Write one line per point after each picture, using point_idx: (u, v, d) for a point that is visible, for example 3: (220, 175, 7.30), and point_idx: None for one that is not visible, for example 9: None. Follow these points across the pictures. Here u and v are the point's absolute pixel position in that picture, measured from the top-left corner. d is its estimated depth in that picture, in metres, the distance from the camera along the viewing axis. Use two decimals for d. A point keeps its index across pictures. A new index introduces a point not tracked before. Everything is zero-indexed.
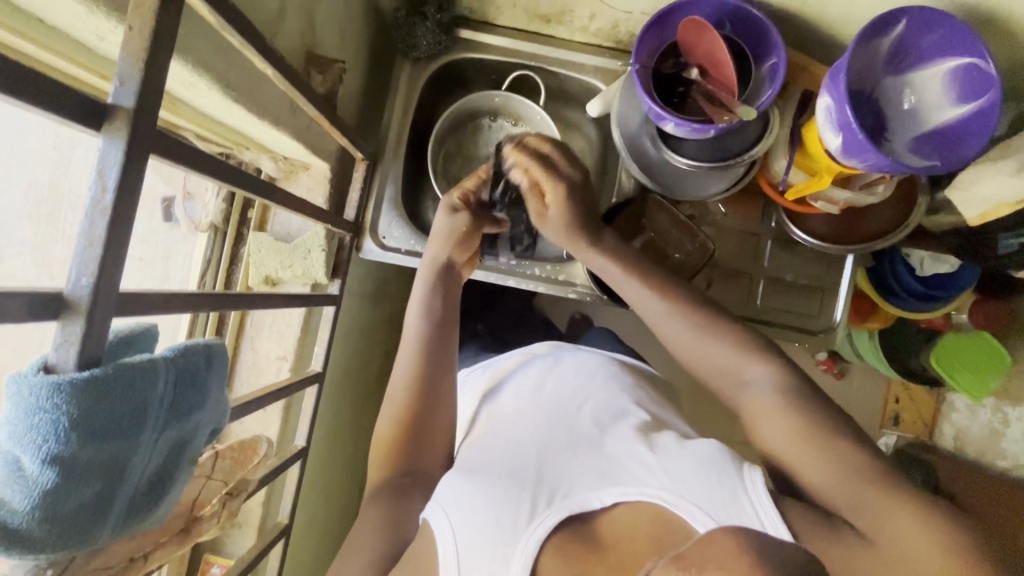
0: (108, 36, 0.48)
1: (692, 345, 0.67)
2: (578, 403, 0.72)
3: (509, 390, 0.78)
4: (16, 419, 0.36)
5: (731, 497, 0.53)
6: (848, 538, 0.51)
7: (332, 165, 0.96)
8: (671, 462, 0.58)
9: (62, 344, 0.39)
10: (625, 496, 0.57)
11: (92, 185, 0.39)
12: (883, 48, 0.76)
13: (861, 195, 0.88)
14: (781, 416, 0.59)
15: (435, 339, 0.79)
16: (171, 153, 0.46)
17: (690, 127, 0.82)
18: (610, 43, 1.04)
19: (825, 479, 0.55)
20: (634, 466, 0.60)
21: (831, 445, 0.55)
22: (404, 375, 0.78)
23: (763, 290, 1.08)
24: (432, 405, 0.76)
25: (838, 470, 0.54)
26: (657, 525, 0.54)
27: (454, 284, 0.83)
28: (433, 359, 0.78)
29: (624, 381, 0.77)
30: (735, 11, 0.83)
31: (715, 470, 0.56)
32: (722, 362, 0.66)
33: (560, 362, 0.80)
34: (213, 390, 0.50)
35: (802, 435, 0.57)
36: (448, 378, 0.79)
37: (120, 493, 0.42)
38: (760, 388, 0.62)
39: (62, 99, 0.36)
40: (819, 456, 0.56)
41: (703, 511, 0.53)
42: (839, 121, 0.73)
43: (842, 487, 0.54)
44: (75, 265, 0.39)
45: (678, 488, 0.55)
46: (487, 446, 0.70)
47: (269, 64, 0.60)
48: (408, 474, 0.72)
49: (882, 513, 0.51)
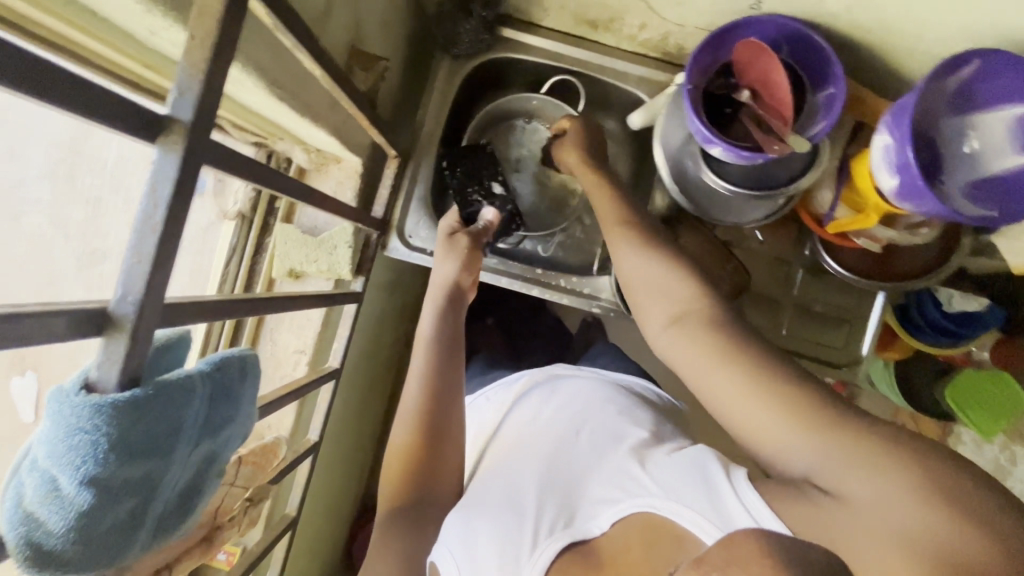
0: (161, 34, 0.46)
1: (637, 267, 0.67)
2: (577, 427, 0.71)
3: (512, 421, 0.78)
4: (55, 438, 0.35)
5: (716, 498, 0.50)
6: (816, 499, 0.46)
7: (364, 160, 0.94)
8: (662, 470, 0.57)
9: (104, 362, 0.37)
10: (619, 513, 0.56)
11: (142, 200, 0.37)
12: (949, 88, 0.73)
13: (904, 235, 0.85)
14: (723, 351, 0.54)
15: (443, 362, 0.79)
16: (223, 163, 0.44)
17: (738, 154, 0.79)
18: (657, 53, 1.01)
19: (794, 437, 0.48)
20: (627, 480, 0.58)
21: (781, 397, 0.50)
22: (412, 400, 0.77)
23: (791, 318, 1.06)
24: (441, 427, 0.76)
25: (801, 425, 0.48)
26: (651, 535, 0.52)
27: (460, 306, 0.84)
28: (441, 378, 0.78)
29: (625, 403, 0.75)
30: (794, 34, 0.80)
31: (699, 471, 0.54)
32: (654, 275, 0.65)
33: (557, 390, 0.79)
34: (245, 401, 0.49)
35: (754, 379, 0.52)
36: (458, 398, 0.79)
37: (152, 508, 0.41)
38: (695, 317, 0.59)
39: (116, 111, 0.34)
40: (765, 410, 0.50)
41: (693, 511, 0.50)
42: (897, 164, 0.71)
43: (811, 445, 0.47)
44: (121, 282, 0.37)
45: (667, 493, 0.53)
46: (495, 473, 0.70)
47: (318, 64, 0.58)
48: (425, 506, 0.71)
49: (850, 468, 0.45)
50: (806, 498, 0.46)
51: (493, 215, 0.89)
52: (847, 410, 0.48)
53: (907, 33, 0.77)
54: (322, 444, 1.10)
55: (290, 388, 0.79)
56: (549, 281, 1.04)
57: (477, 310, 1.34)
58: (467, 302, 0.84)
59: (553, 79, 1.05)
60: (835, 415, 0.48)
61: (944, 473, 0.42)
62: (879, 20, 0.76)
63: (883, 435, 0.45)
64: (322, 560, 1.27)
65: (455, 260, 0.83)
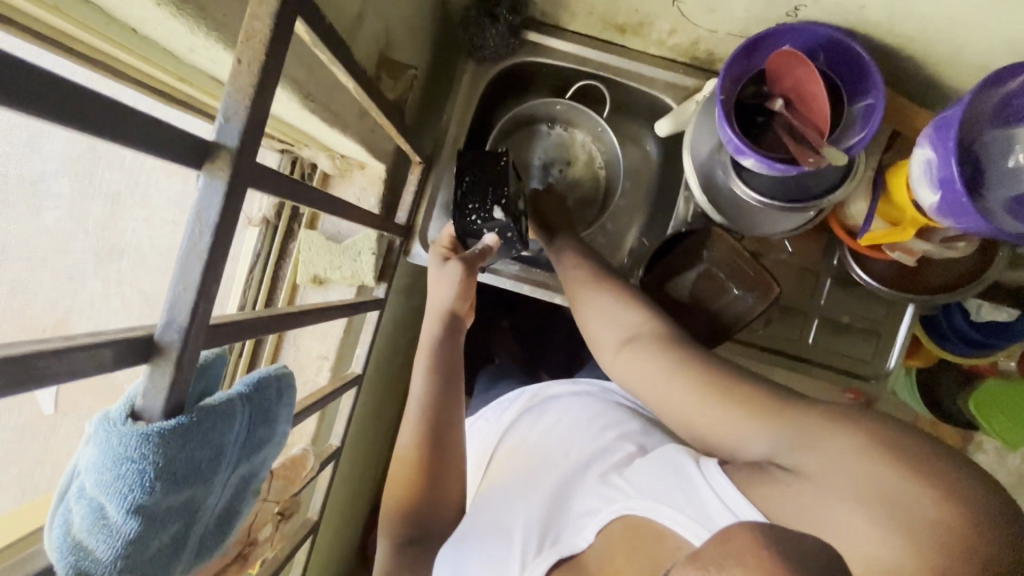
0: (200, 51, 0.45)
1: (589, 300, 0.72)
2: (566, 446, 0.71)
3: (509, 445, 0.79)
4: (103, 468, 0.35)
5: (692, 496, 0.50)
6: (779, 478, 0.48)
7: (387, 166, 0.93)
8: (639, 473, 0.57)
9: (150, 389, 0.37)
10: (598, 521, 0.55)
11: (188, 226, 0.37)
12: (992, 101, 0.71)
13: (939, 248, 0.83)
14: (672, 377, 0.59)
15: (440, 393, 0.75)
16: (264, 184, 0.44)
17: (772, 166, 0.77)
18: (686, 59, 0.99)
19: (755, 435, 0.52)
20: (607, 487, 0.58)
21: (727, 406, 0.54)
22: (408, 435, 0.74)
23: (817, 329, 1.04)
24: (441, 455, 0.74)
25: (757, 425, 0.52)
26: (632, 537, 0.52)
27: (457, 334, 0.79)
28: (438, 409, 0.75)
29: (613, 413, 0.74)
30: (832, 42, 0.78)
31: (671, 466, 0.55)
32: (607, 309, 0.70)
33: (545, 412, 0.80)
34: (280, 422, 0.49)
35: (703, 393, 0.56)
36: (459, 424, 0.76)
37: (194, 532, 0.41)
38: (642, 345, 0.63)
39: (166, 140, 0.33)
40: (719, 418, 0.55)
41: (667, 506, 0.50)
42: (940, 178, 0.70)
43: (769, 433, 0.51)
44: (167, 308, 0.37)
45: (645, 494, 0.53)
46: (495, 493, 0.71)
47: (352, 78, 0.58)
48: (425, 540, 0.73)
49: (808, 442, 0.48)
50: (768, 475, 0.49)
51: (494, 239, 0.79)
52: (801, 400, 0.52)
53: (950, 42, 0.74)
54: (343, 447, 1.10)
55: (315, 397, 0.79)
56: None
57: (494, 314, 1.33)
58: (466, 329, 0.80)
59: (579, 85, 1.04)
60: (788, 404, 0.51)
61: (889, 436, 0.44)
62: (922, 30, 0.74)
63: (832, 413, 0.48)
64: (337, 562, 1.27)
65: (450, 287, 0.78)
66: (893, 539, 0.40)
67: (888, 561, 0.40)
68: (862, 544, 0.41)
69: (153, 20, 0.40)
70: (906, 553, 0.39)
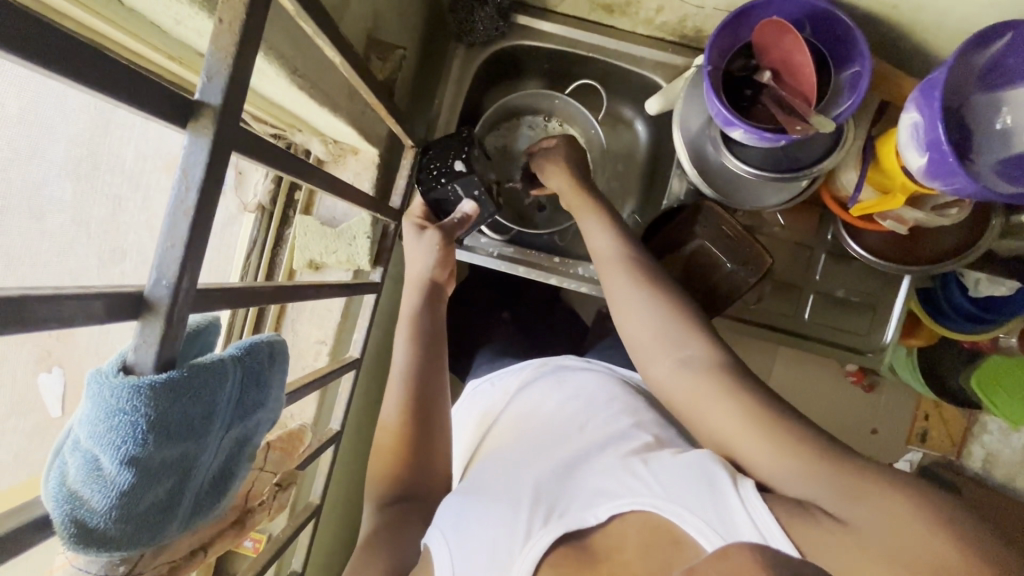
0: (186, 22, 0.46)
1: (628, 303, 0.68)
2: (580, 424, 0.69)
3: (513, 413, 0.77)
4: (96, 419, 0.36)
5: (724, 506, 0.49)
6: (823, 521, 0.46)
7: (380, 151, 0.94)
8: (665, 469, 0.54)
9: (141, 345, 0.38)
10: (618, 509, 0.53)
11: (174, 184, 0.38)
12: (978, 64, 0.71)
13: (932, 216, 0.83)
14: (721, 398, 0.57)
15: (424, 361, 0.77)
16: (251, 150, 0.45)
17: (761, 136, 0.77)
18: (675, 37, 0.99)
19: (802, 473, 0.50)
20: (627, 476, 0.55)
21: (779, 437, 0.52)
22: (392, 403, 0.75)
23: (812, 305, 1.05)
24: (424, 420, 0.74)
25: (808, 464, 0.50)
26: (651, 538, 0.50)
27: (437, 302, 0.81)
28: (421, 377, 0.76)
29: (627, 401, 0.72)
30: (818, 11, 0.78)
31: (703, 473, 0.52)
32: (649, 315, 0.66)
33: (564, 380, 0.78)
34: (274, 386, 0.50)
35: (750, 417, 0.54)
36: (442, 398, 0.77)
37: (189, 489, 0.42)
38: (690, 361, 0.61)
39: (151, 95, 0.34)
40: (761, 447, 0.53)
41: (697, 517, 0.48)
42: (927, 141, 0.70)
43: (822, 479, 0.49)
44: (156, 265, 0.38)
45: (672, 495, 0.51)
46: (494, 461, 0.69)
47: (338, 52, 0.58)
48: (411, 501, 0.69)
49: (861, 494, 0.46)
50: (811, 517, 0.47)
51: (471, 208, 0.85)
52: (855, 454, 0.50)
53: (935, 7, 0.74)
54: (343, 433, 1.11)
55: (313, 376, 0.80)
56: (566, 270, 1.03)
57: (491, 299, 1.33)
58: (448, 296, 0.83)
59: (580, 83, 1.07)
60: (845, 456, 0.50)
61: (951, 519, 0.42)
62: None
63: (886, 476, 0.47)
64: (340, 552, 1.27)
65: (427, 254, 0.80)
66: None
67: None
68: None
69: None
70: None
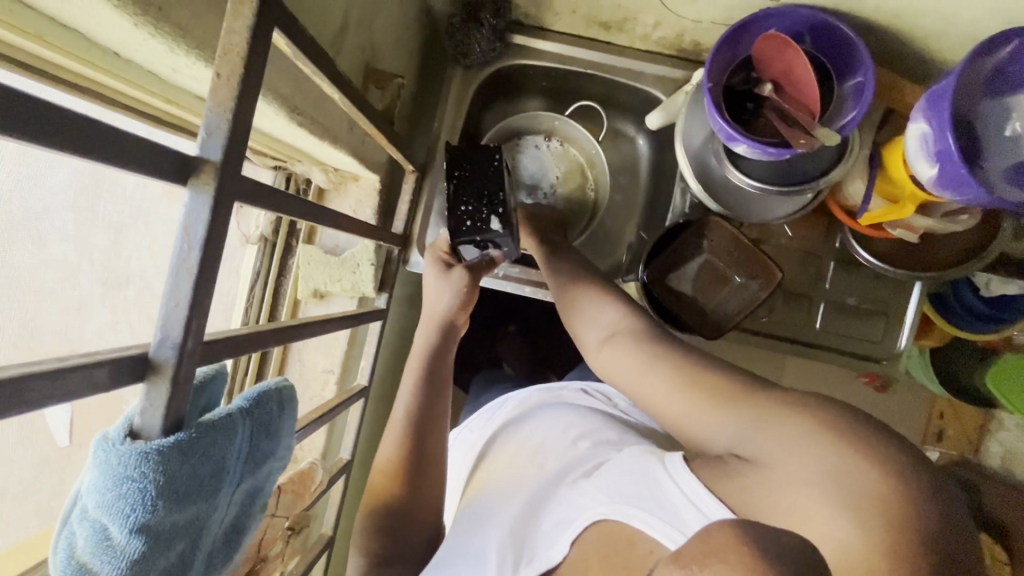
0: (183, 70, 0.45)
1: (562, 304, 0.71)
2: (539, 462, 0.66)
3: (500, 446, 0.75)
4: (103, 489, 0.35)
5: (660, 494, 0.47)
6: (735, 466, 0.46)
7: (381, 177, 0.94)
8: (608, 476, 0.53)
9: (148, 408, 0.37)
10: (571, 531, 0.51)
11: (177, 242, 0.37)
12: (983, 70, 0.70)
13: (942, 223, 0.82)
14: (646, 370, 0.57)
15: (425, 400, 0.75)
16: (253, 197, 0.44)
17: (764, 151, 0.76)
18: (673, 51, 0.99)
19: (717, 423, 0.50)
20: (578, 494, 0.54)
21: (690, 390, 0.53)
22: (389, 445, 0.74)
23: (823, 314, 1.03)
24: (419, 467, 0.73)
25: (719, 410, 0.51)
26: (606, 545, 0.47)
27: (452, 342, 0.79)
28: (421, 417, 0.74)
29: (589, 426, 0.70)
30: (818, 23, 0.78)
31: (642, 472, 0.51)
32: (580, 309, 0.69)
33: (526, 423, 0.76)
34: (284, 434, 0.49)
35: (669, 380, 0.55)
36: (440, 439, 0.76)
37: (200, 549, 0.41)
38: (619, 338, 0.62)
39: (152, 158, 0.33)
40: (679, 403, 0.54)
41: (641, 511, 0.46)
42: (937, 151, 0.69)
43: (730, 420, 0.50)
44: (160, 325, 0.37)
45: (614, 498, 0.49)
46: (486, 497, 0.67)
47: (337, 88, 0.58)
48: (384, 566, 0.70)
49: (763, 425, 0.47)
50: (730, 466, 0.47)
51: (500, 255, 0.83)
52: (762, 387, 0.51)
53: (937, 15, 0.73)
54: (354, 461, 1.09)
55: (322, 410, 0.79)
56: None
57: (498, 318, 1.32)
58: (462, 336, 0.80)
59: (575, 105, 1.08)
60: (751, 391, 0.50)
61: (838, 415, 0.43)
62: (908, 7, 0.73)
63: (783, 397, 0.48)
64: None
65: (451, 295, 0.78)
66: (850, 524, 0.38)
67: (844, 543, 0.38)
68: (817, 531, 0.40)
69: (135, 42, 0.41)
70: (858, 537, 0.38)
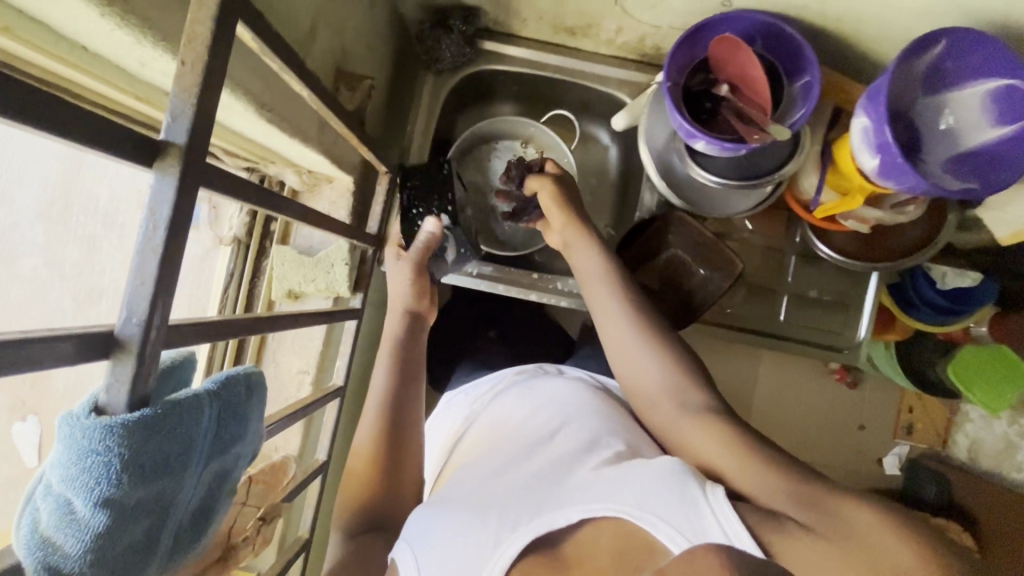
0: (150, 63, 0.47)
1: (624, 356, 0.69)
2: (554, 431, 0.68)
3: (488, 420, 0.76)
4: (68, 462, 0.36)
5: (692, 509, 0.48)
6: (789, 528, 0.48)
7: (355, 178, 0.95)
8: (636, 475, 0.53)
9: (113, 384, 0.38)
10: (590, 513, 0.52)
11: (142, 222, 0.38)
12: (920, 69, 0.75)
13: (891, 214, 0.86)
14: (714, 435, 0.59)
15: (399, 390, 0.78)
16: (219, 184, 0.45)
17: (722, 147, 0.80)
18: (636, 56, 1.03)
19: (764, 488, 0.52)
20: (600, 481, 0.54)
21: (758, 461, 0.54)
22: (366, 430, 0.76)
23: (786, 306, 1.08)
24: (397, 447, 0.75)
25: (779, 480, 0.52)
26: (621, 541, 0.49)
27: (420, 333, 0.84)
28: (397, 404, 0.77)
29: (600, 406, 0.71)
30: (768, 27, 0.82)
31: (675, 478, 0.51)
32: (649, 368, 0.66)
33: (534, 389, 0.77)
34: (252, 418, 0.50)
35: (735, 448, 0.56)
36: (416, 425, 0.78)
37: (167, 528, 0.42)
38: (687, 412, 0.62)
39: (117, 139, 0.35)
40: (742, 468, 0.55)
41: (667, 522, 0.48)
42: (878, 144, 0.73)
43: (783, 489, 0.51)
44: (125, 304, 0.38)
45: (642, 500, 0.50)
46: (472, 467, 0.68)
47: (305, 85, 0.59)
48: (376, 530, 0.70)
49: (823, 506, 0.49)
50: (783, 525, 0.48)
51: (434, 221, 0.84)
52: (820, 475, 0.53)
53: (876, 20, 0.78)
54: (331, 465, 1.08)
55: (296, 406, 0.80)
56: (546, 285, 1.05)
57: (476, 320, 1.33)
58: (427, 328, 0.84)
59: (550, 114, 1.14)
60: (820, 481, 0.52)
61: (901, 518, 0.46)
62: (850, 12, 0.78)
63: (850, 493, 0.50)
64: None
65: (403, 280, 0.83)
66: None
67: None
68: None
69: (101, 33, 0.42)
70: None
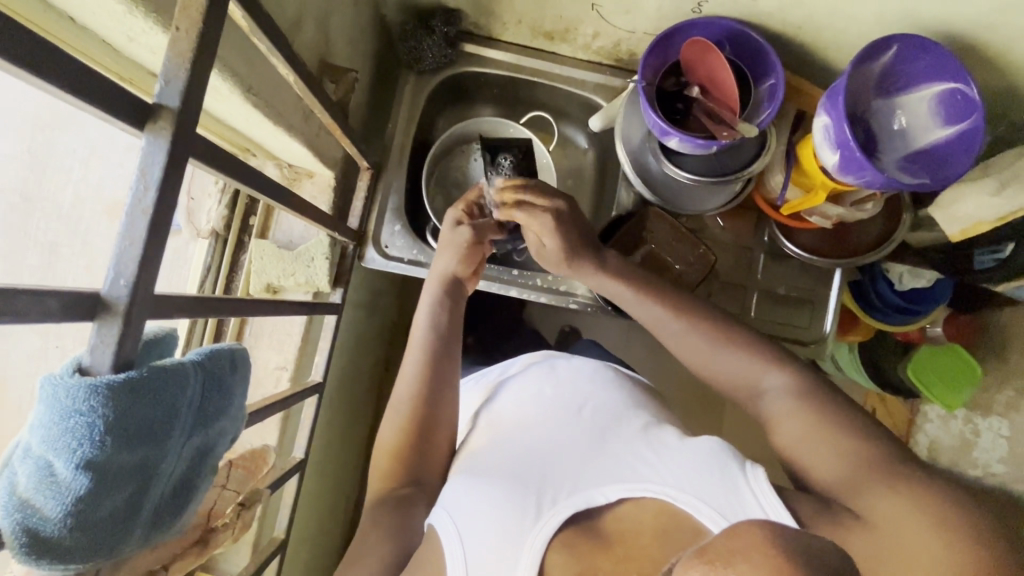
0: (139, 38, 0.47)
1: (706, 358, 0.69)
2: (578, 404, 0.67)
3: (506, 395, 0.73)
4: (50, 422, 0.35)
5: (734, 493, 0.52)
6: (845, 519, 0.52)
7: (336, 173, 0.96)
8: (674, 458, 0.57)
9: (98, 347, 0.38)
10: (629, 492, 0.55)
11: (133, 185, 0.38)
12: (873, 73, 0.81)
13: (852, 211, 0.92)
14: (800, 416, 0.59)
15: (439, 365, 0.76)
16: (208, 158, 0.46)
17: (694, 143, 0.84)
18: (611, 61, 1.07)
19: (835, 473, 0.55)
20: (636, 463, 0.58)
21: (835, 443, 0.56)
22: (403, 400, 0.74)
23: (757, 302, 1.11)
24: (433, 414, 0.73)
25: (846, 463, 0.55)
26: (664, 520, 0.52)
27: (458, 301, 0.81)
28: (433, 376, 0.75)
29: (622, 383, 0.72)
30: (735, 33, 0.87)
31: (715, 463, 0.55)
32: (738, 372, 0.67)
33: (557, 366, 0.74)
34: (238, 395, 0.49)
35: (812, 428, 0.58)
36: (449, 396, 0.76)
37: (149, 498, 0.41)
38: (777, 396, 0.63)
39: (109, 98, 0.35)
40: (823, 452, 0.57)
41: (709, 506, 0.52)
42: (838, 140, 0.78)
43: (847, 476, 0.54)
44: (113, 265, 0.38)
45: (681, 484, 0.54)
46: (495, 444, 0.66)
47: (293, 70, 0.60)
48: (413, 487, 0.70)
49: (870, 494, 0.52)
50: (834, 515, 0.52)
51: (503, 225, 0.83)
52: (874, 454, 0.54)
53: (833, 27, 0.84)
54: (308, 467, 1.05)
55: (275, 398, 0.78)
56: (525, 282, 1.06)
57: None
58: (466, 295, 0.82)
59: (528, 116, 1.17)
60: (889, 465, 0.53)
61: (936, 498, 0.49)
62: (809, 19, 0.84)
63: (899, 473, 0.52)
64: None
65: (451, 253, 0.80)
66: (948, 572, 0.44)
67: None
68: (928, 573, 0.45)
69: (93, 2, 0.43)
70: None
